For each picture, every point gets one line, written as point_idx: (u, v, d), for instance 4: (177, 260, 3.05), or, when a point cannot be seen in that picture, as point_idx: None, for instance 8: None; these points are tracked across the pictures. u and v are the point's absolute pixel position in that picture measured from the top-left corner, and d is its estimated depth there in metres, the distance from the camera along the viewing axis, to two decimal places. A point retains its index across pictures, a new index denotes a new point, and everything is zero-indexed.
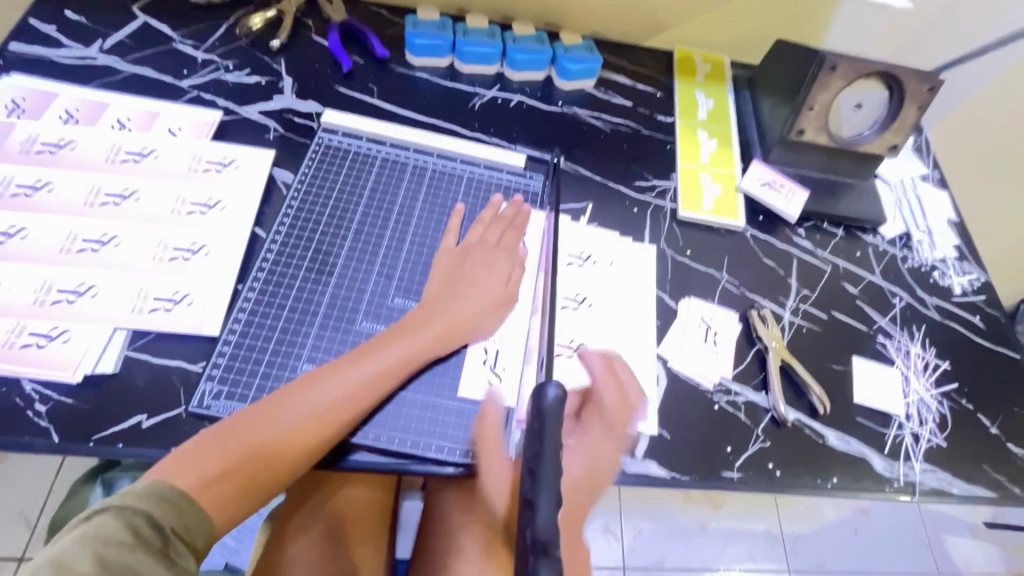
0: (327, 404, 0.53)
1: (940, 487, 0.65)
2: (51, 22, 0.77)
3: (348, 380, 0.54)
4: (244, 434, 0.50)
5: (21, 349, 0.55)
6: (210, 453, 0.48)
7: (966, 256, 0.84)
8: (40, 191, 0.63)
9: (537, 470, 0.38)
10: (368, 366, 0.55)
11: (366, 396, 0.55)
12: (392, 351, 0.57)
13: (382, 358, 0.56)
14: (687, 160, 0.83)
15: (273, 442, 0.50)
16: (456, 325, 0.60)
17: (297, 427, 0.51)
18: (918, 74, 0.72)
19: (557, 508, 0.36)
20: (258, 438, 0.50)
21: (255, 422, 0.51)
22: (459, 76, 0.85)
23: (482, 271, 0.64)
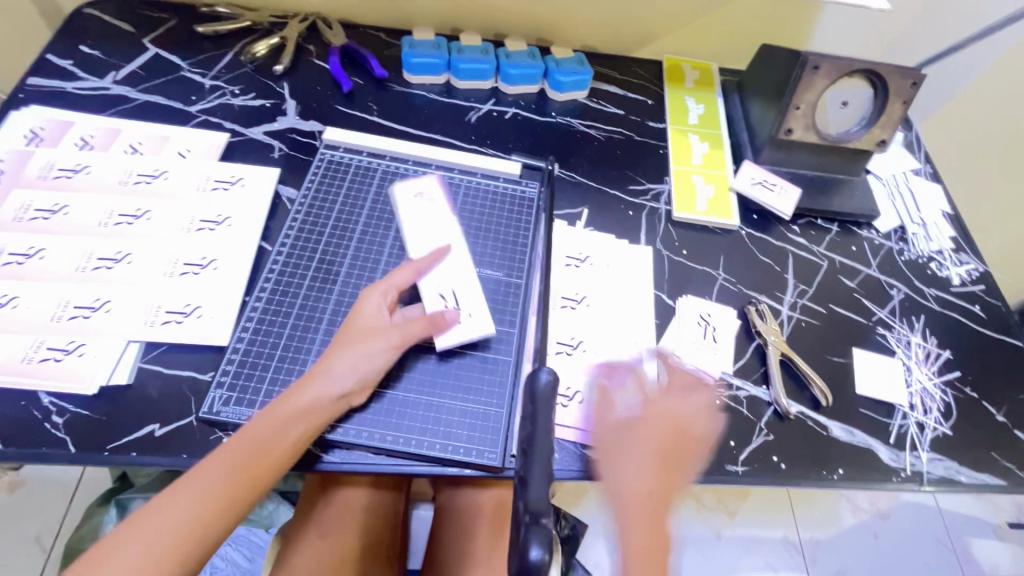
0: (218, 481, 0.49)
1: (948, 476, 0.65)
2: (68, 57, 0.81)
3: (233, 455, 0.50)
4: (133, 534, 0.46)
5: (40, 364, 0.57)
6: (109, 551, 0.45)
7: (963, 247, 0.85)
8: (57, 214, 0.66)
9: (530, 450, 0.44)
10: (257, 440, 0.51)
11: (263, 461, 0.51)
12: (279, 421, 0.52)
13: (277, 426, 0.52)
14: (679, 163, 0.85)
15: (172, 535, 0.46)
16: (347, 379, 0.55)
17: (193, 510, 0.47)
18: (900, 70, 0.74)
19: (548, 482, 0.42)
20: (148, 535, 0.46)
21: (148, 518, 0.47)
22: (455, 91, 0.88)
23: (370, 319, 0.59)
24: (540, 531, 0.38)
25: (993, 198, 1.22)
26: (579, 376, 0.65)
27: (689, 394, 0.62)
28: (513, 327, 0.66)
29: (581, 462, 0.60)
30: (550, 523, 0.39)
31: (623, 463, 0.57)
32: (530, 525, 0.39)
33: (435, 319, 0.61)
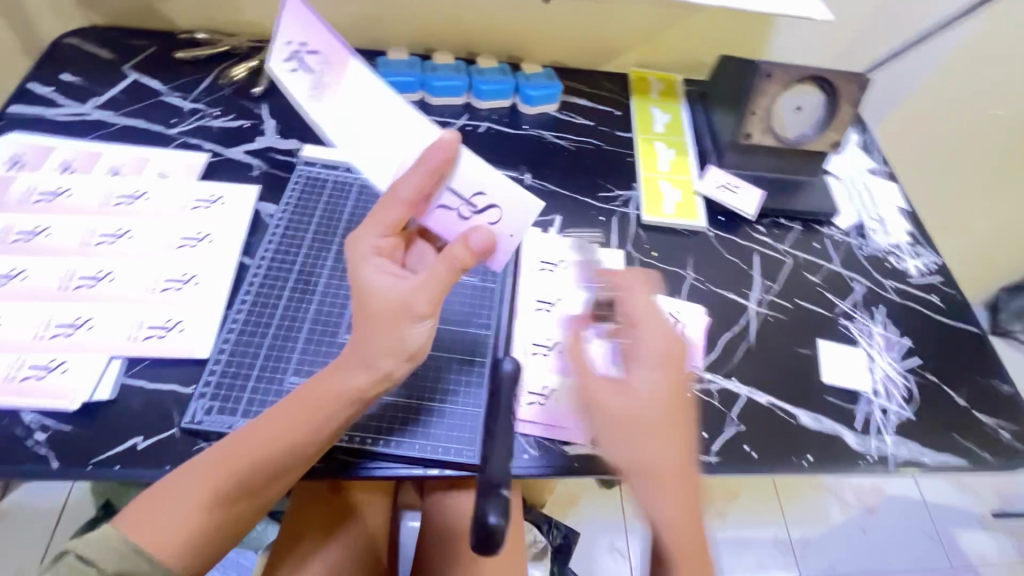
0: (249, 463, 0.50)
1: (913, 458, 0.67)
2: (49, 85, 0.83)
3: (263, 442, 0.50)
4: (172, 504, 0.48)
5: (21, 382, 0.57)
6: (148, 514, 0.47)
7: (919, 241, 0.89)
8: (38, 236, 0.67)
9: (493, 434, 0.56)
10: (288, 431, 0.51)
11: (294, 446, 0.51)
12: (308, 409, 0.51)
13: (316, 411, 0.51)
14: (647, 170, 0.89)
15: (211, 505, 0.48)
16: (383, 361, 0.51)
17: (223, 487, 0.49)
18: (846, 75, 0.80)
19: (505, 464, 0.54)
20: (184, 506, 0.48)
21: (183, 490, 0.48)
22: (429, 108, 0.91)
23: (383, 287, 0.50)
24: (499, 500, 0.47)
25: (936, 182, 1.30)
26: (555, 376, 0.67)
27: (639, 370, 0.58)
28: (488, 330, 0.68)
29: (558, 458, 0.62)
30: (504, 495, 0.50)
31: (650, 445, 0.56)
32: (489, 497, 0.50)
33: (456, 256, 0.50)
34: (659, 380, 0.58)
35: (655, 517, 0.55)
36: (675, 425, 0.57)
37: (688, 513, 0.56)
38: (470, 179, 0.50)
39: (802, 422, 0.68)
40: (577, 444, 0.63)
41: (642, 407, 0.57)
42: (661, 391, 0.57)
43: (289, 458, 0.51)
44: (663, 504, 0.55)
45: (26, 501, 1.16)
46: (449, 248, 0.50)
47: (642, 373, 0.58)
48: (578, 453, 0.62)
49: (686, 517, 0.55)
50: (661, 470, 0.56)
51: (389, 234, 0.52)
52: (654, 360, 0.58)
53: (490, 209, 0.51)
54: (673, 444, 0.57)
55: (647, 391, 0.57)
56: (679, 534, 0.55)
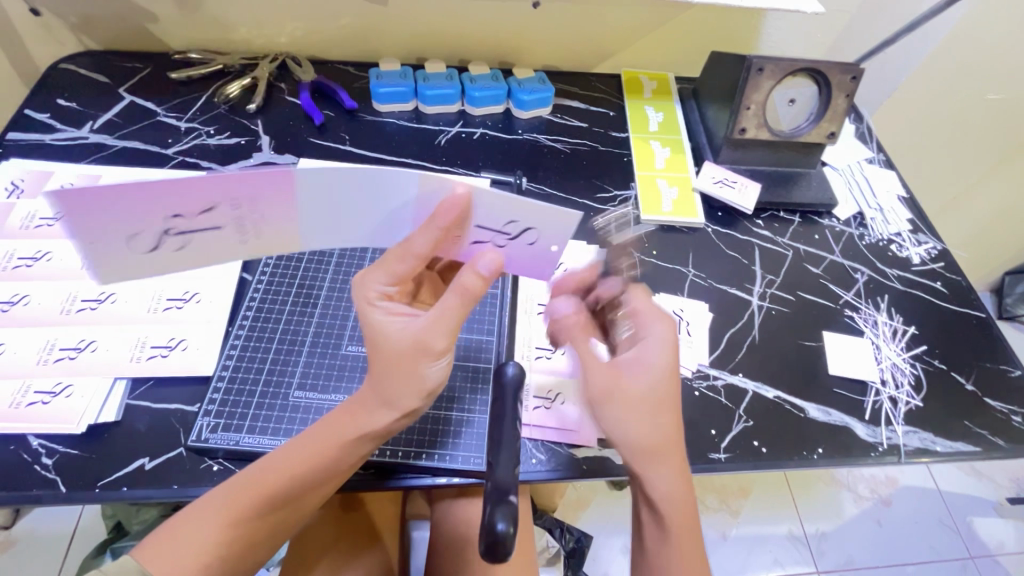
0: (273, 495, 0.50)
1: (924, 447, 0.67)
2: (46, 111, 0.84)
3: (290, 474, 0.50)
4: (196, 534, 0.47)
5: (27, 407, 0.58)
6: (172, 541, 0.46)
7: (920, 228, 0.88)
8: (40, 261, 0.67)
9: (499, 440, 0.51)
10: (312, 464, 0.51)
11: (320, 477, 0.51)
12: (331, 441, 0.51)
13: (336, 450, 0.51)
14: (643, 169, 0.89)
15: (235, 534, 0.48)
16: (405, 399, 0.51)
17: (250, 517, 0.49)
18: (840, 66, 0.79)
19: (514, 465, 0.49)
20: (211, 536, 0.47)
21: (209, 519, 0.48)
22: (424, 117, 0.92)
23: (395, 333, 0.50)
24: (507, 507, 0.45)
25: (933, 167, 1.30)
26: (559, 379, 0.66)
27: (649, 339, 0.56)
28: (490, 335, 0.68)
29: (569, 462, 0.62)
30: (515, 500, 0.47)
31: (645, 419, 0.53)
32: (497, 502, 0.47)
33: (468, 288, 0.49)
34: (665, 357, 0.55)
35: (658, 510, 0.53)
36: (670, 412, 0.54)
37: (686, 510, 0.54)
38: (499, 216, 0.51)
39: (811, 415, 0.68)
40: (585, 447, 0.62)
41: (656, 387, 0.54)
42: (669, 361, 0.55)
43: (314, 488, 0.52)
44: (670, 492, 0.53)
45: (39, 527, 1.16)
46: (460, 280, 0.49)
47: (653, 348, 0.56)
48: (586, 456, 0.62)
49: (688, 505, 0.54)
50: (665, 460, 0.53)
51: (398, 282, 0.53)
52: (668, 338, 0.56)
53: (526, 232, 0.53)
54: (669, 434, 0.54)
55: (645, 380, 0.54)
56: (679, 527, 0.53)
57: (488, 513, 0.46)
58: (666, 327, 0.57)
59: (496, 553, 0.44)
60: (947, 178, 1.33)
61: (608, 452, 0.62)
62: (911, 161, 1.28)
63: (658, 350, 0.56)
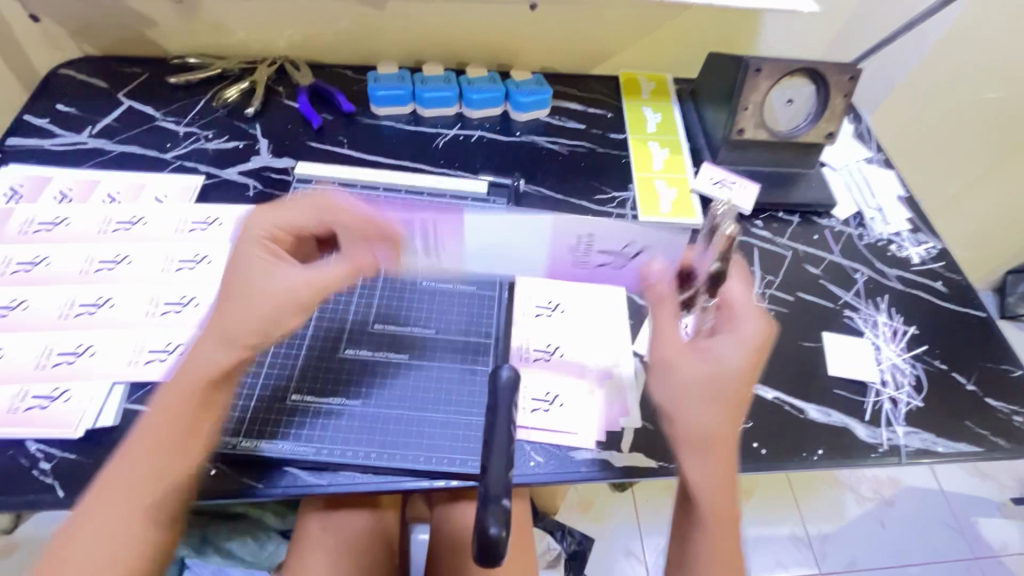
0: (138, 479, 0.49)
1: (925, 447, 0.66)
2: (45, 116, 0.84)
3: (145, 446, 0.50)
4: (87, 533, 0.48)
5: (25, 412, 0.58)
6: (66, 557, 0.47)
7: (920, 228, 0.88)
8: (38, 265, 0.67)
9: (490, 442, 0.50)
10: (165, 430, 0.51)
11: (177, 447, 0.51)
12: (174, 406, 0.52)
13: (185, 405, 0.52)
14: (641, 170, 0.89)
15: (117, 524, 0.48)
16: (245, 331, 0.54)
17: (116, 500, 0.49)
18: (837, 66, 0.79)
19: (507, 469, 0.49)
20: (100, 530, 0.48)
21: (93, 511, 0.48)
22: (422, 120, 0.92)
23: (256, 279, 0.55)
24: (499, 512, 0.45)
25: (933, 166, 1.30)
26: (556, 380, 0.67)
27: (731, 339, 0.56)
28: (488, 337, 0.68)
29: (567, 464, 0.61)
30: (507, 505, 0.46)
31: (703, 413, 0.54)
32: (489, 506, 0.46)
33: (359, 261, 0.58)
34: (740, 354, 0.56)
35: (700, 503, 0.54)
36: (732, 409, 0.55)
37: (729, 506, 0.55)
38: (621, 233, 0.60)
39: (811, 416, 0.68)
40: (585, 449, 0.62)
41: (722, 382, 0.55)
42: (743, 365, 0.55)
43: (178, 458, 0.51)
44: (713, 483, 0.54)
45: (39, 532, 1.16)
46: (353, 253, 0.58)
47: (731, 347, 0.56)
48: (585, 459, 0.62)
49: (729, 502, 0.55)
50: (716, 455, 0.54)
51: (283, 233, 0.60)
52: (743, 333, 0.57)
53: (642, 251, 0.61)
54: (727, 430, 0.54)
55: (711, 371, 0.55)
56: (718, 520, 0.54)
57: (479, 517, 0.46)
58: (752, 334, 0.56)
59: (489, 557, 0.44)
60: (947, 178, 1.33)
61: (607, 454, 0.62)
62: (911, 160, 1.28)
63: (728, 350, 0.56)
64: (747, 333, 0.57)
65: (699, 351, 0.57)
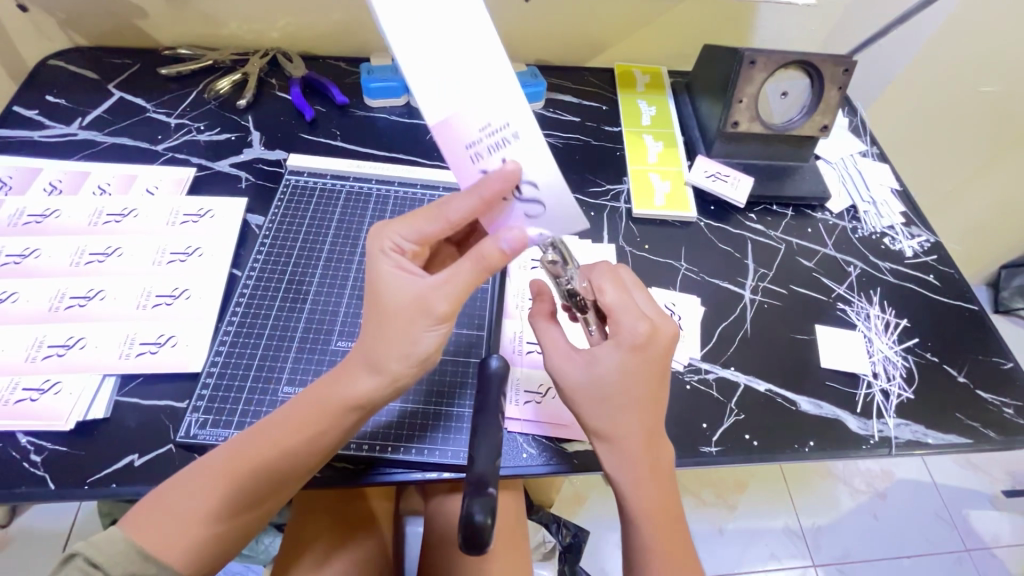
0: (230, 460, 0.50)
1: (916, 439, 0.67)
2: (34, 107, 0.83)
3: (257, 434, 0.51)
4: (179, 501, 0.48)
5: (16, 404, 0.57)
6: (158, 513, 0.47)
7: (913, 221, 0.88)
8: (28, 258, 0.67)
9: (478, 428, 0.52)
10: (283, 426, 0.51)
11: (283, 443, 0.50)
12: (310, 413, 0.51)
13: (321, 416, 0.51)
14: (636, 163, 0.89)
15: (209, 504, 0.48)
16: (391, 365, 0.50)
17: (213, 476, 0.49)
18: (832, 58, 0.79)
19: (495, 457, 0.50)
20: (189, 496, 0.48)
21: (190, 486, 0.48)
22: (415, 112, 0.91)
23: (395, 292, 0.50)
24: (484, 498, 0.45)
25: (928, 160, 1.30)
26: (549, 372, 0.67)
27: (605, 352, 0.55)
28: (481, 329, 0.68)
29: (558, 456, 0.62)
30: (493, 492, 0.46)
31: (623, 421, 0.54)
32: (475, 494, 0.46)
33: (486, 257, 0.48)
34: (626, 366, 0.54)
35: (631, 496, 0.55)
36: (646, 410, 0.54)
37: (662, 499, 0.55)
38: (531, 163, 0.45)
39: (803, 408, 0.68)
40: (577, 441, 0.63)
41: (609, 391, 0.54)
42: (627, 372, 0.54)
43: (284, 458, 0.50)
44: (635, 488, 0.54)
45: (35, 526, 1.16)
46: (479, 247, 0.48)
47: (613, 360, 0.54)
48: (577, 451, 0.62)
49: (662, 503, 0.55)
50: (637, 455, 0.54)
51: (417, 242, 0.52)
52: (629, 342, 0.54)
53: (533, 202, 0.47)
54: (642, 427, 0.54)
55: (607, 379, 0.54)
56: (654, 518, 0.54)
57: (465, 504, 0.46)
58: (635, 335, 0.54)
59: (473, 544, 0.44)
60: (943, 171, 1.33)
61: None
62: (906, 154, 1.28)
63: (611, 361, 0.54)
64: (631, 345, 0.54)
65: (584, 358, 0.56)
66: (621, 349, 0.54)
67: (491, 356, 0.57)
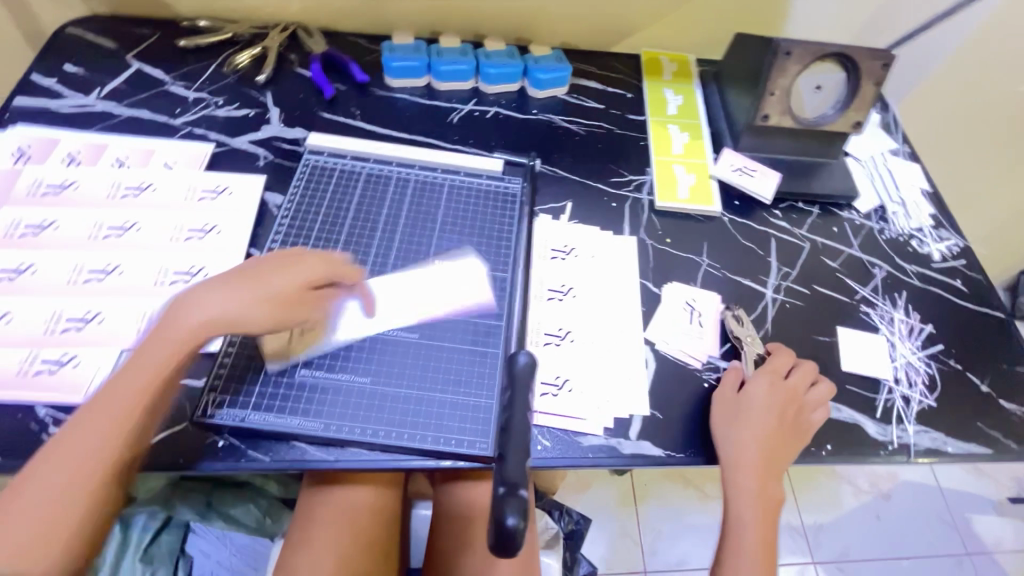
0: (76, 462, 0.48)
1: (935, 447, 0.66)
2: (52, 76, 0.82)
3: (113, 414, 0.50)
4: (28, 505, 0.46)
5: (34, 376, 0.57)
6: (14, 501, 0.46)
7: (943, 224, 0.86)
8: (46, 229, 0.67)
9: (510, 426, 0.51)
10: (109, 403, 0.51)
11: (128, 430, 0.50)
12: (135, 396, 0.51)
13: (119, 396, 0.51)
14: (660, 154, 0.87)
15: (33, 515, 0.46)
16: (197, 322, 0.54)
17: (65, 479, 0.47)
18: (871, 52, 0.76)
19: (524, 457, 0.49)
20: (44, 495, 0.47)
21: (43, 483, 0.47)
22: (436, 93, 0.89)
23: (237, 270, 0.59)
24: (516, 502, 0.45)
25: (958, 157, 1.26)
26: (567, 365, 0.66)
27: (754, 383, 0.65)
28: (499, 319, 0.67)
29: (574, 449, 0.61)
30: (524, 495, 0.46)
31: (737, 446, 0.61)
32: (507, 497, 0.46)
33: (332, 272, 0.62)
34: (770, 397, 0.64)
35: (739, 516, 0.62)
36: (765, 440, 0.62)
37: (766, 525, 0.62)
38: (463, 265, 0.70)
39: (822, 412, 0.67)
40: (592, 435, 0.62)
41: (743, 419, 0.62)
42: (772, 399, 0.64)
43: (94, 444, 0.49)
44: (748, 511, 0.61)
45: None
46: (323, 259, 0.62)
47: (758, 390, 0.64)
48: (592, 445, 0.62)
49: (765, 524, 0.62)
50: (749, 480, 0.61)
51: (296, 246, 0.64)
52: (772, 371, 0.66)
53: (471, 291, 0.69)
54: (759, 450, 0.62)
55: (758, 405, 0.63)
56: (755, 541, 0.61)
57: (498, 509, 0.45)
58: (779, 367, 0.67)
59: (506, 547, 0.44)
60: (973, 170, 1.29)
61: (614, 441, 0.62)
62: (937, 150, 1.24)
63: (760, 390, 0.64)
64: (768, 378, 0.65)
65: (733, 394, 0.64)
66: (770, 381, 0.65)
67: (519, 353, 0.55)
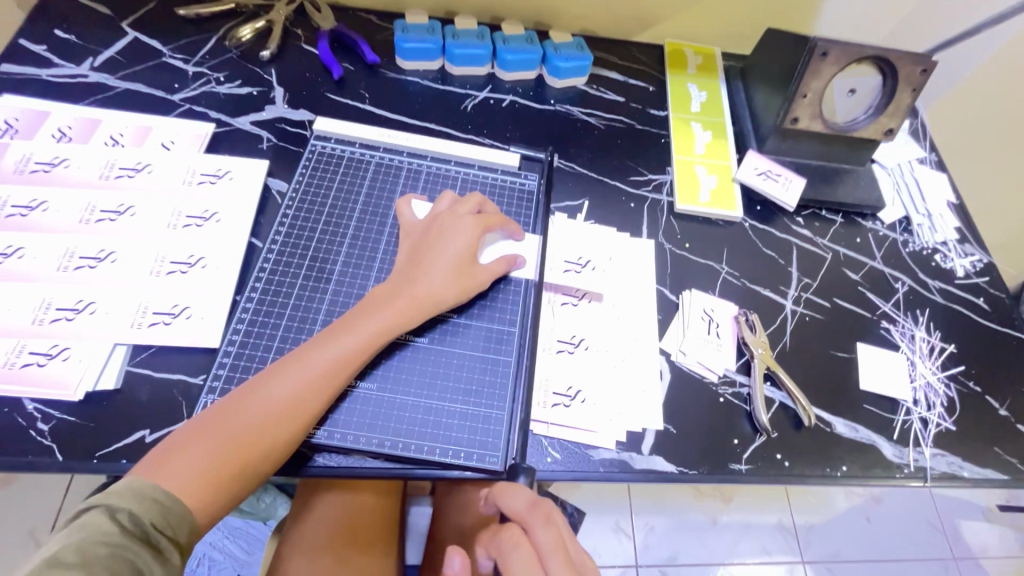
0: (280, 405, 0.50)
1: (951, 472, 0.65)
2: (41, 42, 0.77)
3: (318, 366, 0.53)
4: (215, 447, 0.48)
5: (22, 369, 0.54)
6: (196, 447, 0.48)
7: (967, 238, 0.84)
8: (35, 210, 0.63)
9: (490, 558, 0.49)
10: (319, 354, 0.53)
11: (333, 385, 0.53)
12: (342, 360, 0.54)
13: (326, 361, 0.53)
14: (682, 152, 0.83)
15: (226, 447, 0.48)
16: (409, 291, 0.58)
17: (270, 418, 0.50)
18: (911, 57, 0.72)
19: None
20: (243, 429, 0.49)
21: (234, 433, 0.49)
22: (449, 78, 0.85)
23: (433, 239, 0.62)
24: None
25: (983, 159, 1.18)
26: (580, 375, 0.64)
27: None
28: (513, 325, 0.64)
29: (584, 463, 0.59)
30: None
31: None
32: None
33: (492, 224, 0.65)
34: None
35: None
36: None
37: None
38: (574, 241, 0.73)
39: (839, 431, 0.65)
40: (603, 449, 0.60)
41: None
42: None
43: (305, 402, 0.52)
44: None
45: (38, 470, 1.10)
46: (489, 218, 0.65)
47: None
48: (603, 459, 0.60)
49: None
50: None
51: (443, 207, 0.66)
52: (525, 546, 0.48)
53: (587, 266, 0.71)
54: None
55: None
56: None
57: None
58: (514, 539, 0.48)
59: None
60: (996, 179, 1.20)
61: (626, 455, 0.60)
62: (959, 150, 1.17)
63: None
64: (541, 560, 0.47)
65: None
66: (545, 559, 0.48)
67: (519, 471, 0.55)
